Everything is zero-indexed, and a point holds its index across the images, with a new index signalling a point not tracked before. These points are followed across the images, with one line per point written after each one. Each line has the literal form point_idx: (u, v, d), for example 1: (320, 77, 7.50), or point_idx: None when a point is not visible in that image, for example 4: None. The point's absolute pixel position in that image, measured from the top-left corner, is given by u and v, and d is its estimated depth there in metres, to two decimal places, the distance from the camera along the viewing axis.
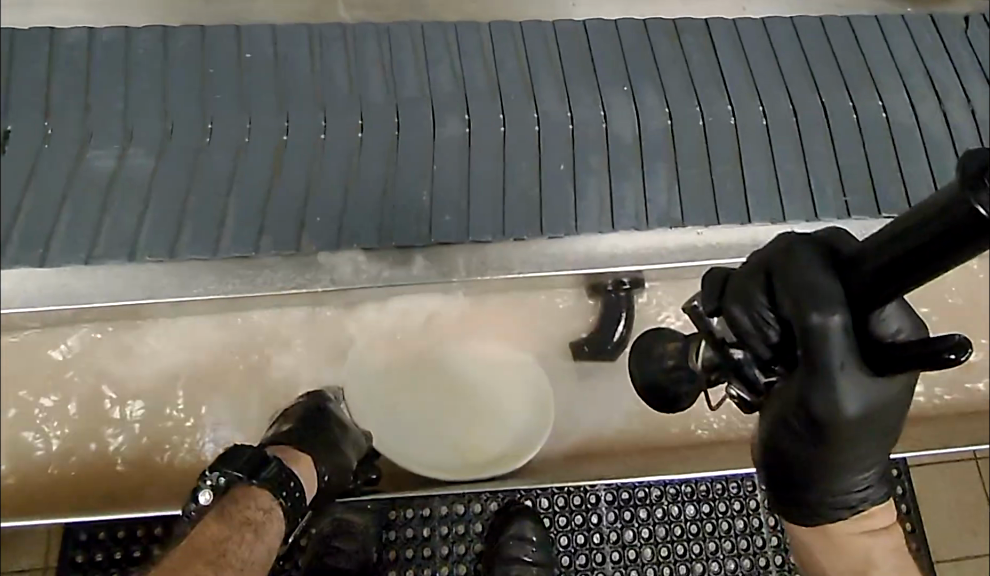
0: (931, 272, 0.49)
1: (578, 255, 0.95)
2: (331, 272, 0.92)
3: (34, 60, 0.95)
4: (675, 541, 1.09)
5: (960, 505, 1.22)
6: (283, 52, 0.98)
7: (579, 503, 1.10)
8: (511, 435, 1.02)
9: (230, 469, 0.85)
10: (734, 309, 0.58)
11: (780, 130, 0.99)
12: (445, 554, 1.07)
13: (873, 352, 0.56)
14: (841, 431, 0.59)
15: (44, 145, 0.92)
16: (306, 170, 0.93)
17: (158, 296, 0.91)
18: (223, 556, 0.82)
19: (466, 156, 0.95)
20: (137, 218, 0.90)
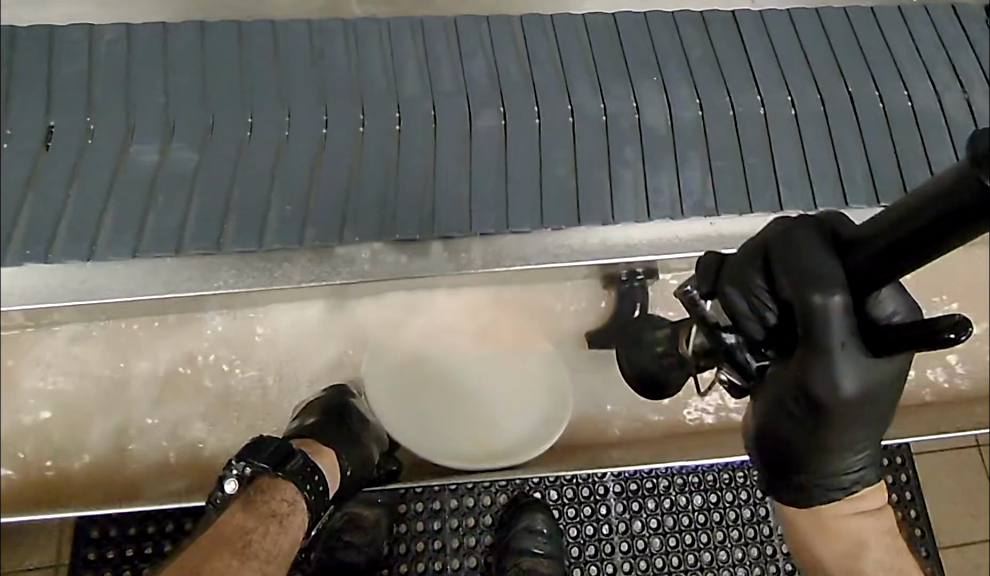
0: (940, 247, 0.51)
1: (594, 245, 0.96)
2: (350, 264, 0.94)
3: (76, 57, 0.97)
4: (683, 531, 1.10)
5: (965, 494, 1.24)
6: (324, 45, 1.00)
7: (588, 494, 1.11)
8: (528, 424, 1.03)
9: (256, 460, 0.86)
10: (731, 290, 0.62)
11: (809, 121, 1.01)
12: (456, 546, 1.09)
13: (872, 335, 0.57)
14: (837, 414, 0.59)
15: (87, 141, 0.93)
16: (344, 164, 0.95)
17: (177, 289, 0.92)
18: (247, 546, 0.85)
19: (503, 145, 0.97)
20: (181, 210, 0.92)
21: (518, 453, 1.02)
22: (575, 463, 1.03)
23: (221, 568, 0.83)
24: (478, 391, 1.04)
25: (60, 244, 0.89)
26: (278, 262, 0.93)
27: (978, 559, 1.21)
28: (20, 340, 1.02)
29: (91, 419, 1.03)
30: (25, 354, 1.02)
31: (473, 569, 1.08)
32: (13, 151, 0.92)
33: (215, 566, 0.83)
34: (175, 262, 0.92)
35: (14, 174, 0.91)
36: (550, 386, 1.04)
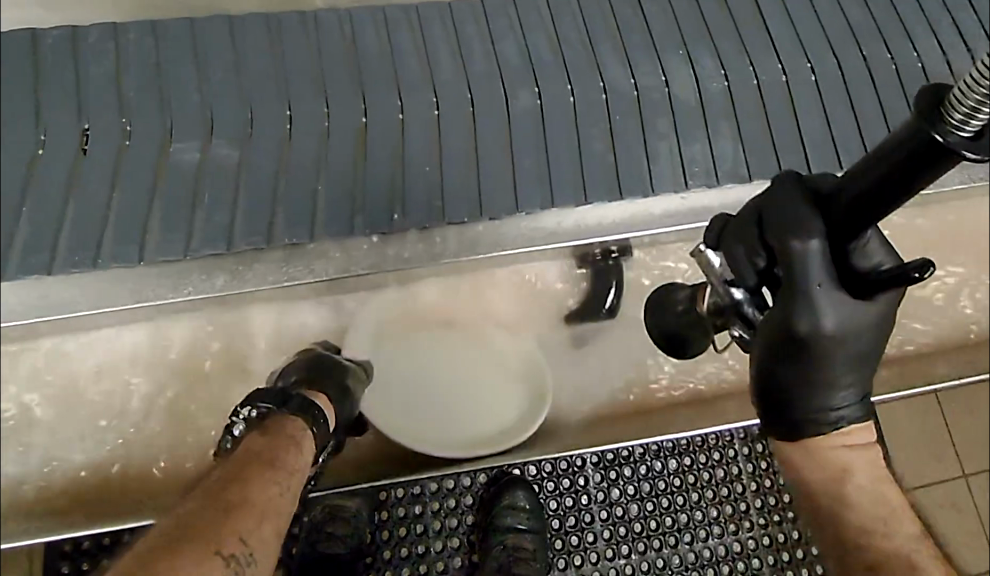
0: (897, 198, 0.56)
1: (567, 228, 1.00)
2: (322, 258, 0.97)
3: (102, 59, 0.99)
4: (660, 495, 1.12)
5: (921, 440, 1.29)
6: (359, 33, 1.03)
7: (565, 467, 1.12)
8: (517, 410, 1.05)
9: (259, 401, 0.85)
10: (733, 246, 0.67)
11: (827, 84, 1.05)
12: (438, 529, 1.09)
13: (852, 279, 0.64)
14: (821, 350, 0.64)
15: (125, 142, 0.96)
16: (390, 154, 0.98)
17: (144, 299, 0.95)
18: (277, 460, 0.80)
19: (541, 125, 1.01)
20: (231, 206, 0.94)
21: (498, 436, 1.04)
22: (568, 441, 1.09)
23: (256, 480, 0.77)
24: (457, 374, 1.05)
25: (107, 245, 0.91)
26: (240, 269, 0.96)
27: (926, 503, 1.27)
28: (41, 347, 1.01)
29: (104, 424, 1.01)
30: (50, 362, 1.01)
31: (456, 549, 1.09)
32: (51, 155, 0.94)
33: (256, 483, 0.77)
34: (141, 271, 0.94)
35: (53, 187, 0.93)
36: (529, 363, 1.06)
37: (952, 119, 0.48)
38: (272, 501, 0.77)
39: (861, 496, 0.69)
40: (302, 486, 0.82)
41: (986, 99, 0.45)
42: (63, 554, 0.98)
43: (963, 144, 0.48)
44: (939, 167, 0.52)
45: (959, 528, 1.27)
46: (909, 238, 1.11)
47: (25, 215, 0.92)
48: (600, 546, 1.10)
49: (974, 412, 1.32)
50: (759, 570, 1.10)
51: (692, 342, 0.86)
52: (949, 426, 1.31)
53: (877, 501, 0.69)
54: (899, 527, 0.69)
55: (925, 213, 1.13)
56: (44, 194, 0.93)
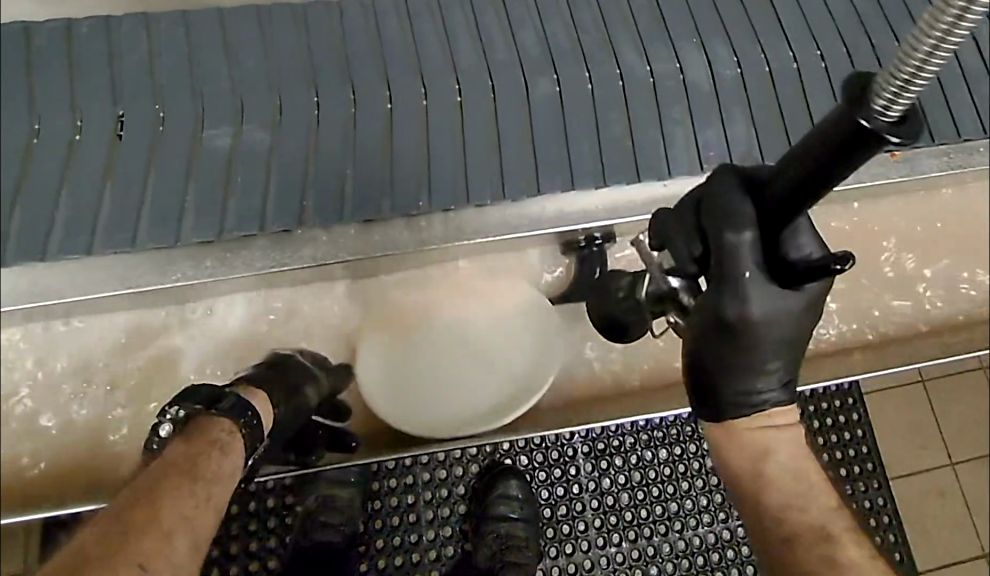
0: (830, 181, 0.57)
1: (552, 215, 1.01)
2: (310, 246, 0.98)
3: (131, 48, 0.99)
4: (650, 484, 1.13)
5: (909, 425, 1.30)
6: (382, 22, 1.04)
7: (557, 457, 1.13)
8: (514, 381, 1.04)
9: (188, 402, 0.83)
10: (674, 234, 0.70)
11: (839, 73, 1.07)
12: (430, 518, 1.10)
13: (782, 268, 0.66)
14: (746, 334, 0.66)
15: (160, 128, 0.97)
16: (416, 139, 0.99)
17: (136, 285, 0.96)
18: (195, 468, 0.78)
19: (561, 112, 1.02)
20: (263, 188, 0.96)
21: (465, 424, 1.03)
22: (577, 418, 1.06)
23: (168, 489, 0.75)
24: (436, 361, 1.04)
25: (144, 227, 0.94)
26: (228, 255, 0.97)
27: (912, 492, 1.27)
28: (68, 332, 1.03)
29: (125, 408, 1.03)
30: (76, 349, 1.03)
31: (448, 539, 1.09)
32: (87, 142, 0.95)
33: (163, 489, 0.75)
34: (129, 258, 0.95)
35: (89, 175, 0.94)
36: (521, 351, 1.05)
37: (876, 103, 0.49)
38: (180, 507, 0.75)
39: (779, 471, 0.70)
40: (226, 493, 0.80)
41: (908, 83, 0.45)
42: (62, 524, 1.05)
43: (886, 127, 0.49)
44: (864, 152, 0.52)
45: (947, 515, 1.28)
46: (911, 222, 1.13)
47: (63, 203, 0.94)
48: (592, 534, 1.11)
49: (959, 398, 1.34)
50: (749, 558, 1.12)
51: (632, 325, 0.98)
52: (935, 412, 1.32)
53: (798, 477, 0.70)
54: (815, 500, 0.70)
55: (927, 198, 1.14)
56: (81, 179, 0.94)
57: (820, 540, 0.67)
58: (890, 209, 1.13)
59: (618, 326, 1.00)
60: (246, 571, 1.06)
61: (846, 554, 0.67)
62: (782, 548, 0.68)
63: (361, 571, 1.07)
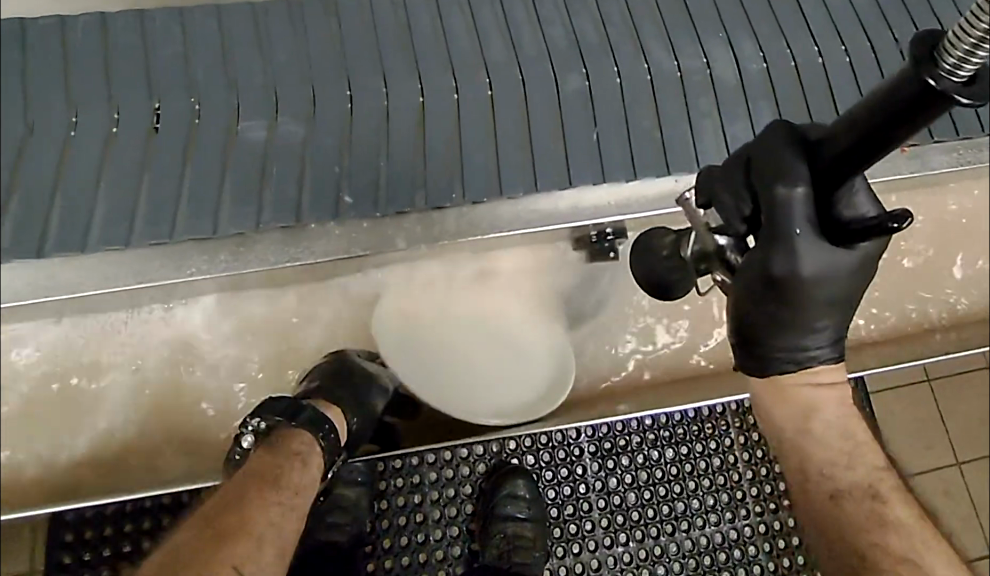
0: (890, 142, 0.59)
1: (563, 211, 1.03)
2: (323, 240, 1.00)
3: (167, 42, 1.00)
4: (657, 483, 1.13)
5: (915, 423, 1.31)
6: (414, 19, 1.05)
7: (564, 457, 1.13)
8: (537, 384, 1.08)
9: (269, 415, 0.86)
10: (720, 189, 0.69)
11: (863, 69, 1.08)
12: (437, 518, 1.09)
13: (833, 229, 0.67)
14: (795, 291, 0.67)
15: (195, 121, 0.98)
16: (449, 132, 1.01)
17: (148, 278, 0.97)
18: (279, 479, 0.82)
19: (591, 106, 1.03)
20: (298, 183, 0.98)
21: (478, 412, 1.08)
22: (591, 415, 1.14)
23: (255, 500, 0.79)
24: (443, 350, 1.06)
25: (177, 222, 0.95)
26: (242, 249, 0.98)
27: (917, 489, 1.28)
28: (99, 324, 1.04)
29: (156, 399, 1.04)
30: (109, 339, 1.04)
31: (455, 539, 1.09)
32: (125, 134, 0.97)
33: (249, 499, 0.79)
34: (144, 252, 0.97)
35: (128, 165, 0.96)
36: (550, 355, 1.08)
37: (944, 64, 0.51)
38: (267, 516, 0.78)
39: (826, 430, 0.75)
40: (309, 502, 0.83)
41: (978, 45, 0.48)
42: (67, 525, 1.00)
43: (955, 88, 0.51)
44: (934, 112, 0.55)
45: (951, 513, 1.29)
46: (929, 218, 1.15)
47: (102, 196, 0.95)
48: (599, 534, 1.11)
49: (963, 399, 1.34)
50: (756, 558, 1.12)
51: (675, 285, 0.78)
52: (940, 412, 1.33)
53: (844, 435, 0.76)
54: (861, 457, 0.76)
55: (942, 194, 1.15)
56: (119, 173, 0.96)
57: (865, 497, 0.74)
58: (909, 203, 1.14)
59: (661, 286, 0.79)
60: None
61: (894, 512, 0.74)
62: (829, 503, 0.75)
63: (368, 570, 1.07)
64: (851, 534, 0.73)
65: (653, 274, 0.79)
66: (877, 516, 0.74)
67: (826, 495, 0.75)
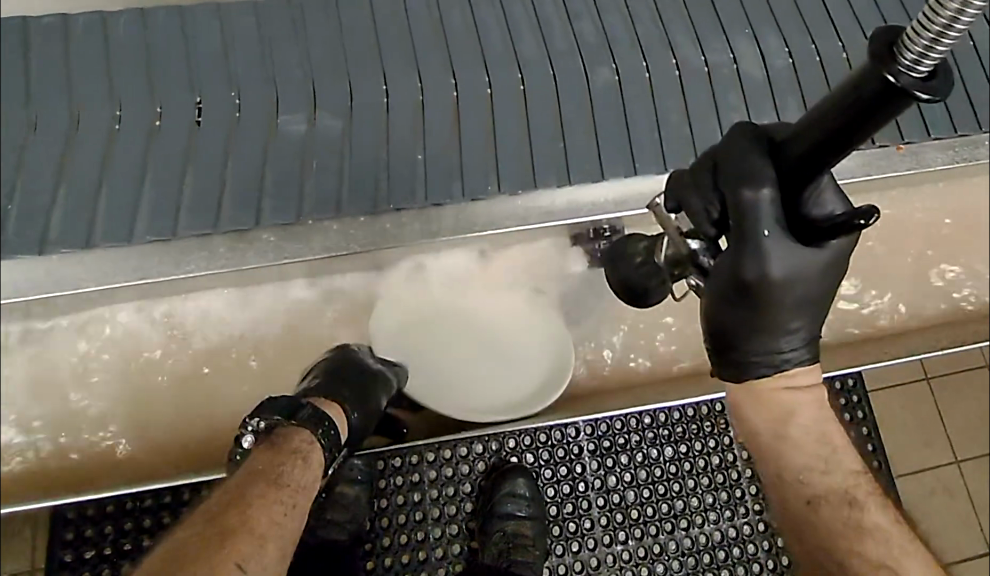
0: (857, 138, 0.58)
1: (562, 207, 1.04)
2: (321, 237, 1.00)
3: (210, 36, 1.03)
4: (656, 482, 1.13)
5: (915, 423, 1.31)
6: (446, 13, 1.07)
7: (563, 456, 1.13)
8: (533, 379, 1.08)
9: (269, 413, 0.86)
10: (687, 192, 0.70)
11: None
12: (436, 516, 1.09)
13: (801, 226, 0.68)
14: (767, 293, 0.68)
15: (237, 114, 1.00)
16: (482, 122, 1.03)
17: (148, 274, 0.98)
18: (280, 478, 0.82)
19: (620, 99, 1.05)
20: (336, 177, 1.00)
21: (467, 410, 1.07)
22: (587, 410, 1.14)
23: (260, 500, 0.79)
24: (432, 351, 1.08)
25: (187, 216, 0.97)
26: (240, 245, 0.99)
27: (913, 489, 1.28)
28: (119, 316, 1.04)
29: (173, 393, 1.05)
30: (134, 331, 1.04)
31: (455, 537, 1.09)
32: (168, 129, 0.99)
33: (254, 496, 0.79)
34: (144, 248, 0.97)
35: (171, 158, 0.98)
36: (550, 342, 1.10)
37: (905, 59, 0.51)
38: (271, 516, 0.78)
39: (805, 435, 0.74)
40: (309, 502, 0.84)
41: (938, 38, 0.47)
42: (68, 522, 1.01)
43: (913, 84, 0.51)
44: (896, 108, 0.54)
45: (950, 513, 1.28)
46: (947, 213, 1.16)
47: (148, 189, 0.97)
48: (599, 532, 1.11)
49: (966, 396, 1.34)
50: (756, 556, 1.12)
51: (653, 290, 0.90)
52: (940, 409, 1.33)
53: (821, 441, 0.75)
54: (838, 464, 0.75)
55: (955, 190, 1.16)
56: (162, 168, 0.98)
57: (841, 503, 0.73)
58: (925, 198, 1.15)
59: (638, 290, 0.91)
60: None
61: (876, 514, 0.73)
62: (805, 508, 0.74)
63: (367, 569, 1.07)
64: (833, 541, 0.73)
65: (623, 280, 0.92)
66: (854, 521, 0.73)
67: (803, 500, 0.74)
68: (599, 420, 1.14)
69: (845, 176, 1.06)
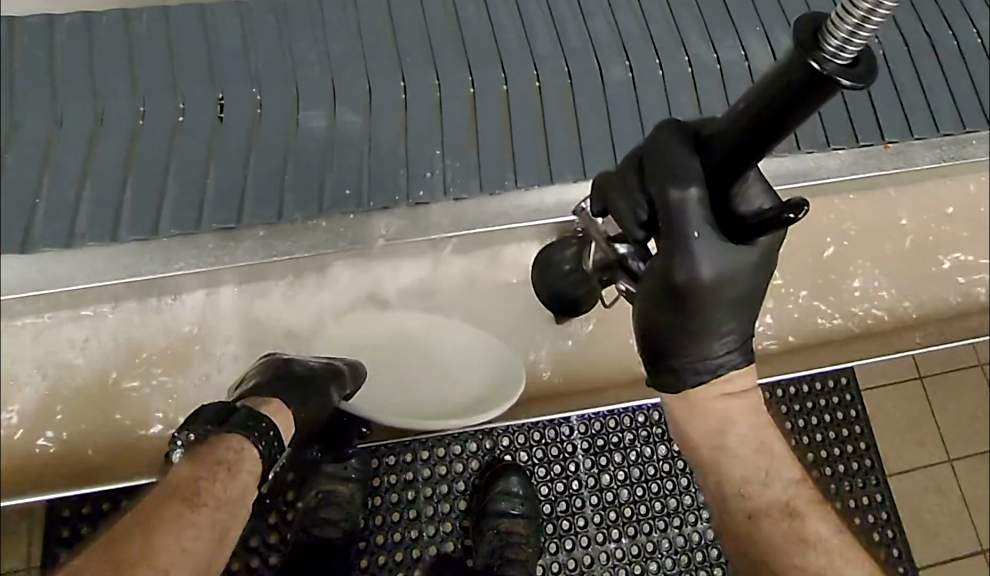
0: (780, 130, 0.60)
1: (549, 205, 1.04)
2: (314, 233, 1.01)
3: (227, 31, 1.03)
4: (649, 481, 1.14)
5: (908, 422, 1.31)
6: (460, 8, 1.07)
7: (556, 453, 1.13)
8: (478, 385, 1.02)
9: (195, 425, 0.81)
10: (617, 194, 0.72)
11: (897, 60, 1.11)
12: (431, 514, 1.10)
13: (732, 224, 0.70)
14: (697, 296, 0.70)
15: (257, 111, 1.00)
16: (500, 119, 1.03)
17: (139, 273, 0.98)
18: (197, 495, 0.77)
19: (633, 95, 1.06)
20: (361, 169, 1.00)
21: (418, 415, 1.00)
22: (583, 403, 1.08)
23: (170, 521, 0.75)
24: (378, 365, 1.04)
25: (209, 210, 0.97)
26: (230, 243, 0.99)
27: (905, 487, 1.28)
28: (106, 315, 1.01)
29: (155, 390, 1.02)
30: (134, 328, 1.02)
31: (449, 534, 1.09)
32: (191, 124, 0.99)
33: (163, 520, 0.75)
34: (134, 248, 0.98)
35: (194, 157, 0.98)
36: (490, 351, 1.02)
37: (829, 45, 0.52)
38: (178, 543, 0.74)
39: (743, 446, 0.75)
40: (232, 517, 0.79)
41: (862, 22, 0.48)
42: (62, 521, 1.03)
43: (837, 70, 0.52)
44: (822, 94, 0.55)
45: (942, 512, 1.28)
46: (950, 210, 1.16)
47: (171, 183, 0.97)
48: (592, 530, 1.11)
49: (959, 394, 1.34)
50: None
51: (580, 298, 0.99)
52: (933, 409, 1.33)
53: (760, 451, 0.75)
54: (778, 474, 0.75)
55: (956, 188, 1.17)
56: (187, 162, 0.98)
57: (782, 517, 0.73)
58: (928, 195, 1.15)
59: (568, 301, 1.00)
60: (248, 568, 1.05)
61: (815, 528, 0.74)
62: (746, 522, 0.74)
63: (362, 567, 1.07)
64: (768, 552, 0.73)
65: (552, 288, 1.00)
66: (794, 534, 0.73)
67: (743, 514, 0.74)
68: (593, 419, 1.13)
69: (832, 176, 1.09)
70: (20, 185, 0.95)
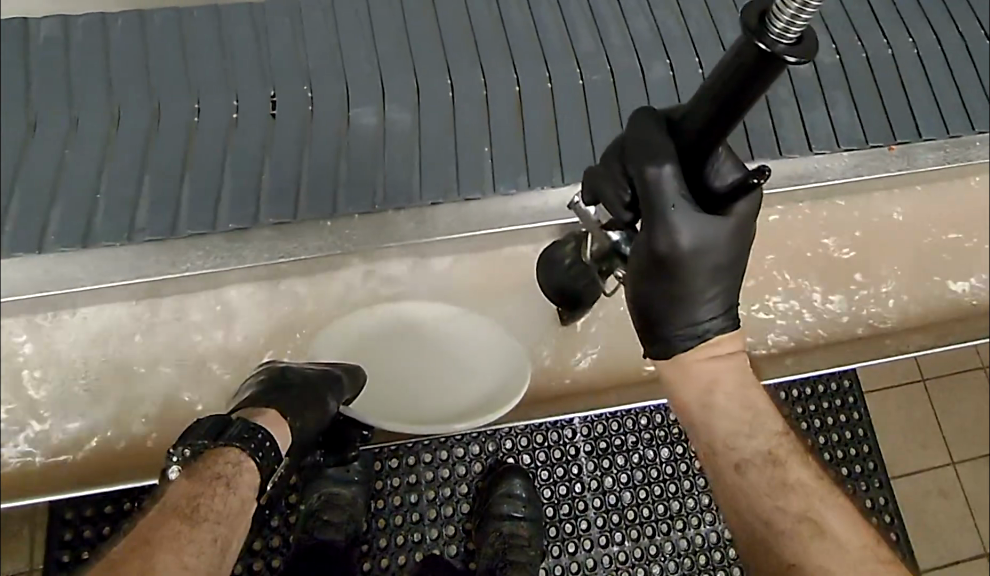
0: (739, 107, 0.62)
1: (551, 208, 1.05)
2: (318, 232, 1.01)
3: (282, 30, 1.06)
4: (653, 483, 1.14)
5: (912, 427, 1.31)
6: (506, 15, 1.10)
7: (559, 456, 1.13)
8: (483, 392, 1.00)
9: (193, 439, 0.81)
10: (601, 181, 0.72)
11: (931, 61, 1.16)
12: (433, 518, 1.09)
13: (706, 197, 0.71)
14: (680, 263, 0.70)
15: (309, 108, 1.03)
16: (544, 114, 1.06)
17: (147, 275, 0.99)
18: (196, 511, 0.77)
19: (674, 91, 1.09)
20: (409, 166, 1.03)
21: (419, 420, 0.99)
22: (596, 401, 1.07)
23: (171, 537, 0.74)
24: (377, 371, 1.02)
25: (266, 202, 0.99)
26: (237, 246, 1.00)
27: (906, 491, 1.27)
28: (115, 314, 1.02)
29: (160, 391, 1.02)
30: (150, 327, 1.02)
31: (451, 537, 1.09)
32: (244, 120, 1.02)
33: (164, 536, 0.74)
34: (138, 248, 0.98)
35: (247, 153, 1.01)
36: (501, 359, 1.02)
37: (774, 29, 0.55)
38: (178, 559, 0.73)
39: (730, 403, 0.73)
40: (234, 532, 0.79)
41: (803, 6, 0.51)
42: (65, 522, 1.03)
43: (785, 49, 0.55)
44: (772, 71, 0.58)
45: (942, 517, 1.27)
46: (968, 214, 1.17)
47: (227, 179, 1.00)
48: (595, 533, 1.11)
49: (965, 400, 1.34)
50: None
51: (583, 290, 0.98)
52: (934, 410, 1.33)
53: (747, 406, 0.73)
54: (762, 427, 0.73)
55: (974, 193, 1.17)
56: (242, 152, 1.01)
57: (766, 466, 0.71)
58: (942, 197, 1.16)
59: (571, 293, 0.99)
60: (250, 570, 1.06)
61: (800, 475, 0.71)
62: (733, 472, 0.72)
63: (364, 569, 1.06)
64: (750, 499, 0.70)
65: (555, 284, 1.00)
66: (778, 481, 0.70)
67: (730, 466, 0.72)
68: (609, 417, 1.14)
69: (837, 178, 1.10)
70: (82, 181, 0.98)
